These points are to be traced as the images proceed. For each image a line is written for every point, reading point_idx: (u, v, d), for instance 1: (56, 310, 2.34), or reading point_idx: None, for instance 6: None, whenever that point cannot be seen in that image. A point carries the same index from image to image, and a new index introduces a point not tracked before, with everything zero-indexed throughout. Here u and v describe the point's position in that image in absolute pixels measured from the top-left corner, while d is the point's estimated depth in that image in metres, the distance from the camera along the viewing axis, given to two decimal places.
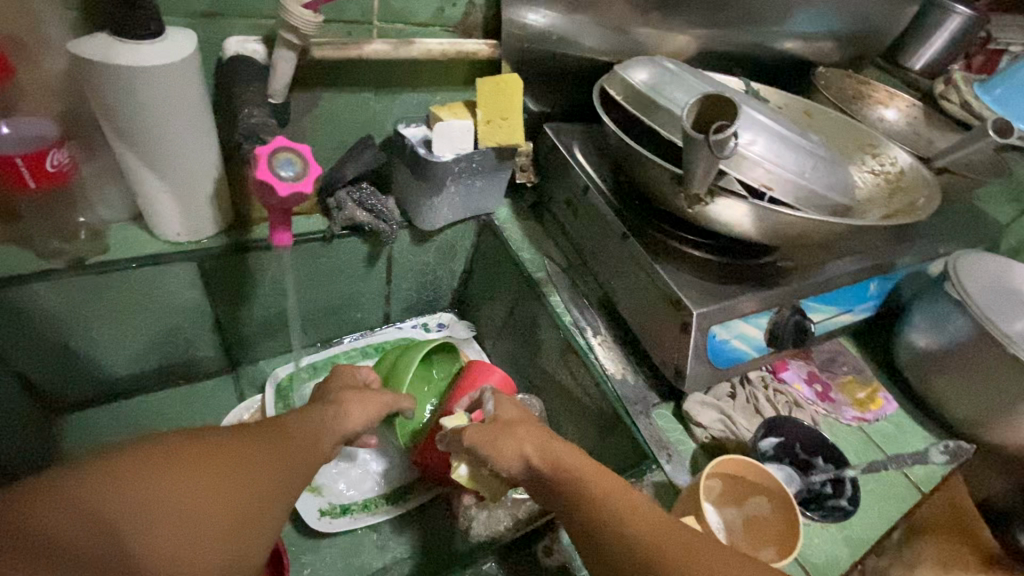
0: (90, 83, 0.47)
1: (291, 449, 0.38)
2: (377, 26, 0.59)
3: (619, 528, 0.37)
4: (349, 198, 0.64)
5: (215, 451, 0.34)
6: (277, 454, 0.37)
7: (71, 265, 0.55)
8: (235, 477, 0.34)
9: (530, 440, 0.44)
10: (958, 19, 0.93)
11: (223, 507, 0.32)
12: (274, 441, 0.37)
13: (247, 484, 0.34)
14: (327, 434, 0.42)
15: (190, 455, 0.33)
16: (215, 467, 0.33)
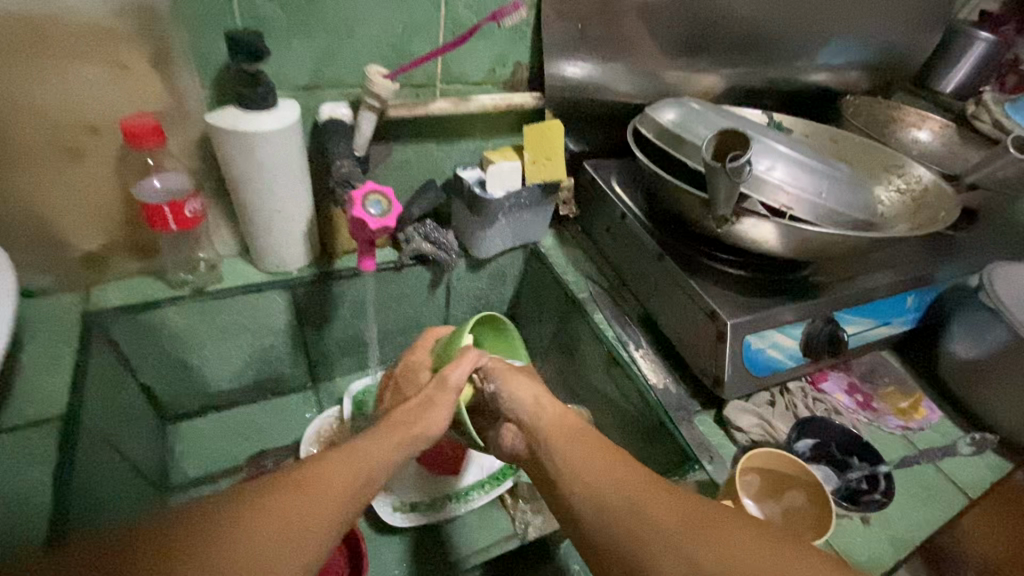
0: (220, 145, 0.58)
1: (320, 487, 0.40)
2: (440, 87, 0.69)
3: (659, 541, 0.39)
4: (417, 233, 0.74)
5: (241, 510, 0.37)
6: (307, 498, 0.39)
7: (193, 292, 0.66)
8: (259, 531, 0.36)
9: (545, 399, 0.53)
10: (982, 44, 0.97)
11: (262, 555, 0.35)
12: (301, 484, 0.40)
13: (295, 525, 0.37)
14: (371, 457, 0.44)
15: (217, 520, 0.36)
16: (238, 523, 0.36)
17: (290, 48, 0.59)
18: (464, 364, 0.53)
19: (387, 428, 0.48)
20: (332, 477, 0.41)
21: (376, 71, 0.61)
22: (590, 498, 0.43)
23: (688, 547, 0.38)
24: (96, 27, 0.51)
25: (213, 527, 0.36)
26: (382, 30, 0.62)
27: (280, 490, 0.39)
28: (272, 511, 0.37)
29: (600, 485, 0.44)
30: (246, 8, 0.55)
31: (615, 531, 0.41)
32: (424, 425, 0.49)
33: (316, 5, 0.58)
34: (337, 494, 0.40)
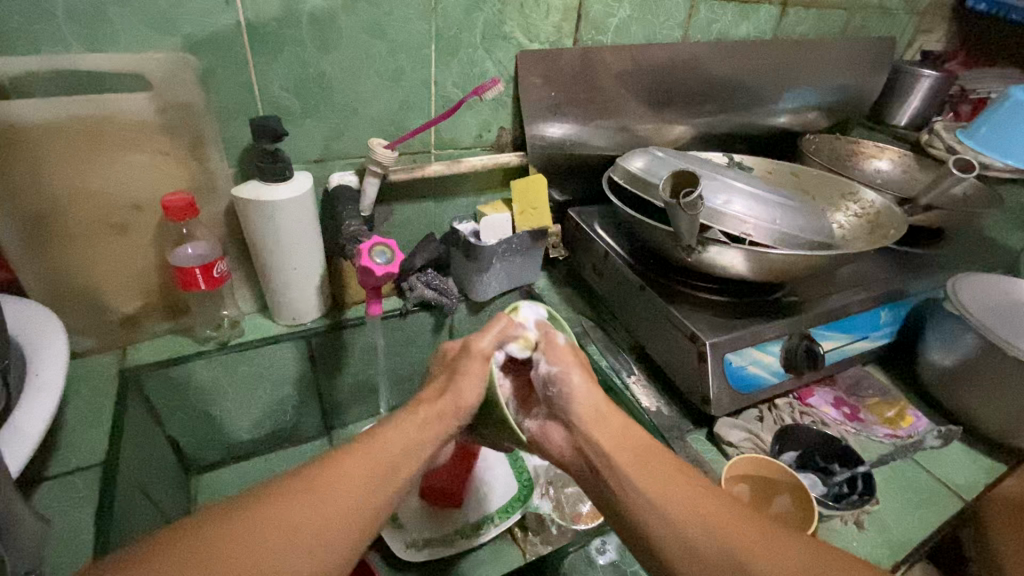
0: (245, 215, 0.66)
1: (337, 489, 0.39)
2: (435, 152, 0.79)
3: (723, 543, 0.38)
4: (419, 281, 0.81)
5: (236, 523, 0.35)
6: (325, 505, 0.38)
7: (218, 347, 0.73)
8: (260, 540, 0.35)
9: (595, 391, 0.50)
10: (927, 80, 1.06)
11: (276, 550, 0.35)
12: (316, 489, 0.38)
13: (314, 526, 0.36)
14: (391, 449, 0.42)
15: (228, 524, 0.35)
16: (246, 528, 0.35)
17: (303, 128, 0.69)
18: (491, 331, 0.51)
19: (405, 416, 0.46)
20: (349, 480, 0.39)
21: (378, 143, 0.70)
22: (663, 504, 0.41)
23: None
24: (141, 123, 0.61)
25: (216, 542, 0.34)
26: (382, 108, 0.72)
27: (296, 495, 0.38)
28: (294, 519, 0.36)
29: (676, 523, 0.40)
30: (267, 99, 0.65)
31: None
32: (454, 414, 0.46)
33: (326, 92, 0.68)
34: (359, 496, 0.39)
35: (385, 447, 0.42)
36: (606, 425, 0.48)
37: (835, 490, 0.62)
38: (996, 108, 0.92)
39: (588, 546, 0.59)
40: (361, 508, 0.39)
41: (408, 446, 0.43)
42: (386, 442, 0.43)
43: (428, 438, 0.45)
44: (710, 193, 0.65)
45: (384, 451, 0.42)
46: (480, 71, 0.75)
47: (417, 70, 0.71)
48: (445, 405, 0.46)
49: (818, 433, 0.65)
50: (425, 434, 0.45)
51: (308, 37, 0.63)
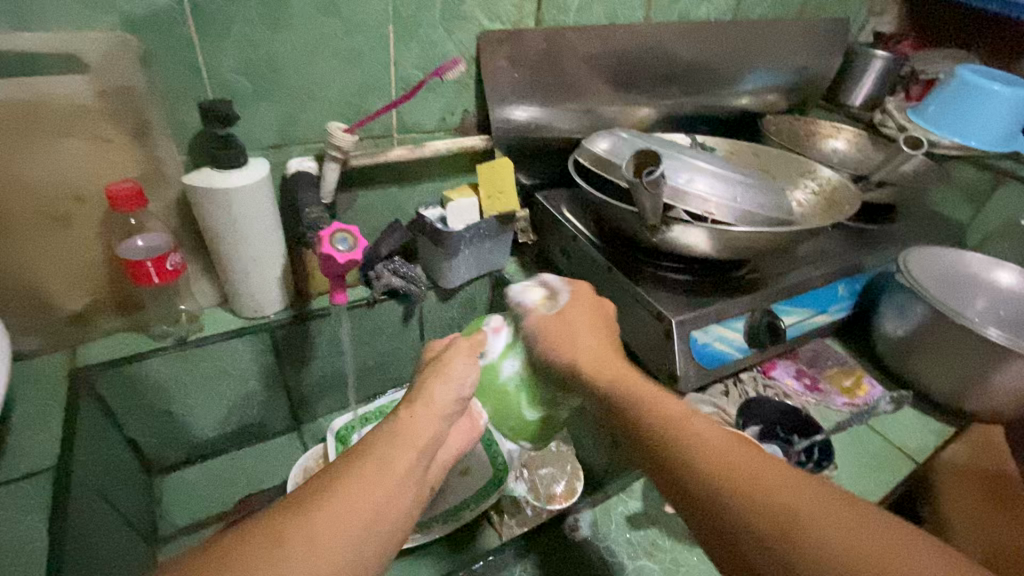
0: (197, 204, 0.63)
1: (382, 466, 0.41)
2: (397, 136, 0.77)
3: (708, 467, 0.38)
4: (386, 269, 0.80)
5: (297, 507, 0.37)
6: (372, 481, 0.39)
7: (177, 342, 0.71)
8: (329, 520, 0.36)
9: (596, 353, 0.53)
10: (879, 61, 1.09)
11: (344, 525, 0.36)
12: (358, 470, 0.40)
13: (371, 499, 0.38)
14: (386, 450, 0.42)
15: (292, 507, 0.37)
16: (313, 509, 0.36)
17: (256, 112, 0.66)
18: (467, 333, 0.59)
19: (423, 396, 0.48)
20: (383, 455, 0.41)
21: (336, 127, 0.68)
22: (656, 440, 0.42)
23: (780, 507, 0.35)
24: (81, 109, 0.58)
25: (281, 526, 0.35)
26: (340, 91, 0.70)
27: (330, 486, 0.38)
28: (328, 516, 0.36)
29: (695, 448, 0.40)
30: (216, 82, 0.62)
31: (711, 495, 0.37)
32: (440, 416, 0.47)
33: (279, 73, 0.65)
34: (372, 498, 0.38)
35: (381, 452, 0.42)
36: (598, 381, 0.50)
37: (796, 459, 0.65)
38: (944, 85, 0.97)
39: (561, 524, 0.60)
40: (378, 510, 0.38)
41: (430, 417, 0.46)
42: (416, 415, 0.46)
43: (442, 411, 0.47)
44: (673, 172, 0.66)
45: (380, 456, 0.41)
46: (440, 52, 0.73)
47: (375, 51, 0.69)
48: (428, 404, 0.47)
49: (781, 405, 0.68)
50: (419, 431, 0.45)
51: (258, 16, 0.61)
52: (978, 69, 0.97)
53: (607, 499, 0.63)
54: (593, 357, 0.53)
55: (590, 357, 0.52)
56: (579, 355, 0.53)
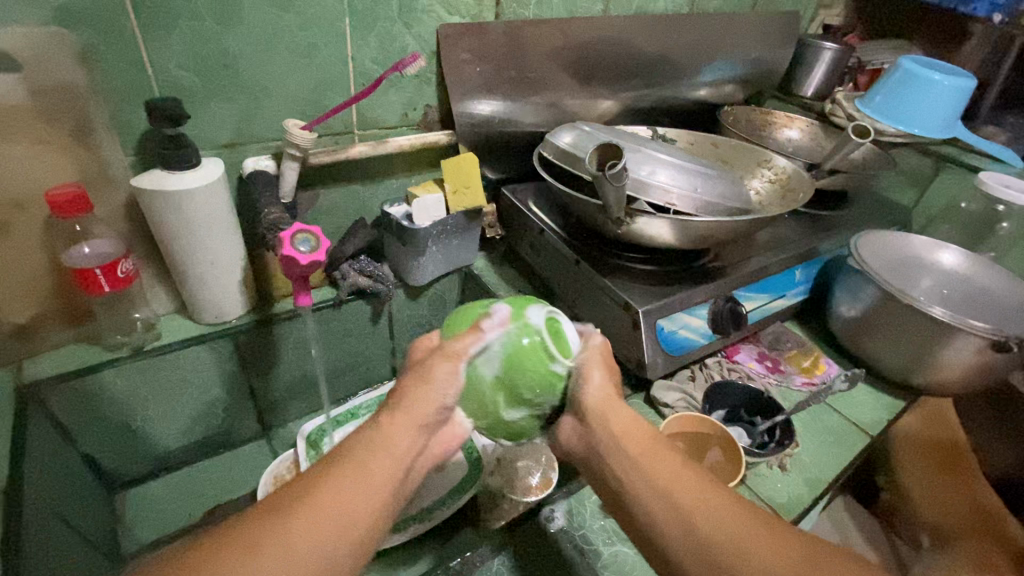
0: (148, 208, 0.61)
1: (347, 488, 0.39)
2: (358, 133, 0.75)
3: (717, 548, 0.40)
4: (351, 269, 0.78)
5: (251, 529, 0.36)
6: (331, 502, 0.38)
7: (133, 351, 0.68)
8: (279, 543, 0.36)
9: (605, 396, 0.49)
10: (828, 52, 1.13)
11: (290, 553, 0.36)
12: (321, 489, 0.38)
13: (325, 527, 0.37)
14: (366, 462, 0.40)
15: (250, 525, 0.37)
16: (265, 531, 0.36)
17: (208, 111, 0.64)
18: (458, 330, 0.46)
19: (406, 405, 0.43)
20: (350, 474, 0.40)
21: (294, 125, 0.66)
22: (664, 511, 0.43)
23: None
24: (15, 109, 0.54)
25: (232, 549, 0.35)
26: (296, 87, 0.68)
27: (288, 507, 0.38)
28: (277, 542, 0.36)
29: (728, 558, 0.40)
30: (163, 80, 0.60)
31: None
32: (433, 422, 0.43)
33: (231, 70, 0.63)
34: (325, 526, 0.37)
35: (363, 456, 0.40)
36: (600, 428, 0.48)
37: (759, 440, 0.67)
38: (889, 76, 1.01)
39: (537, 516, 0.61)
40: (346, 521, 0.38)
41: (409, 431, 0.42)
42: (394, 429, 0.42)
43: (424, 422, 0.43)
44: (636, 165, 0.67)
45: (364, 462, 0.40)
46: (399, 46, 0.72)
47: (332, 45, 0.67)
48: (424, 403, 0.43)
49: (743, 387, 0.70)
50: (400, 440, 0.42)
51: (206, 9, 0.58)
52: (919, 60, 1.02)
53: (581, 488, 0.64)
54: (623, 438, 0.48)
55: (597, 399, 0.49)
56: (589, 398, 0.49)
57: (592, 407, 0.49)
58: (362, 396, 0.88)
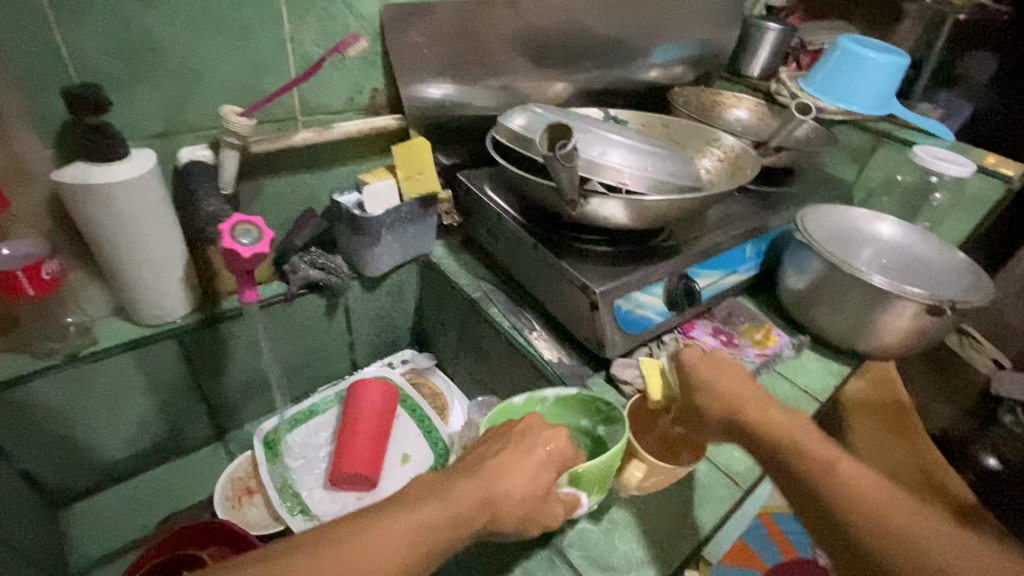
0: (73, 204, 0.57)
1: (421, 525, 0.41)
2: (302, 119, 0.72)
3: (834, 489, 0.43)
4: (303, 262, 0.76)
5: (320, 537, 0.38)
6: (402, 532, 0.40)
7: (66, 358, 0.63)
8: (346, 553, 0.37)
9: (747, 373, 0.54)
10: (772, 32, 1.16)
11: (349, 561, 0.37)
12: (400, 518, 0.41)
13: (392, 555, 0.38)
14: (442, 510, 0.43)
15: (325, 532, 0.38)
16: (341, 542, 0.38)
17: (135, 98, 0.60)
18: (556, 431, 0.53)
19: (494, 470, 0.48)
20: (426, 512, 0.42)
21: (231, 111, 0.63)
22: (790, 457, 0.46)
23: (906, 544, 0.39)
24: None
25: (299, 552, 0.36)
26: (231, 71, 0.64)
27: (364, 525, 0.39)
28: (339, 556, 0.37)
29: (857, 500, 0.42)
30: (81, 65, 0.55)
31: (872, 548, 0.40)
32: (507, 498, 0.47)
33: (157, 52, 0.59)
34: (389, 555, 0.38)
35: (440, 505, 0.43)
36: (712, 392, 0.53)
37: None
38: (829, 55, 1.05)
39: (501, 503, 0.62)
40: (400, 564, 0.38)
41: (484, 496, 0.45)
42: (476, 485, 0.46)
43: (506, 487, 0.47)
44: (588, 146, 0.67)
45: (443, 511, 0.43)
46: (341, 27, 0.69)
47: (268, 26, 0.64)
48: (504, 476, 0.47)
49: None
50: (475, 501, 0.45)
51: None
52: (857, 39, 1.05)
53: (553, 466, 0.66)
54: (753, 397, 0.52)
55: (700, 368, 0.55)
56: (695, 365, 0.55)
57: (708, 375, 0.54)
58: (328, 388, 0.86)
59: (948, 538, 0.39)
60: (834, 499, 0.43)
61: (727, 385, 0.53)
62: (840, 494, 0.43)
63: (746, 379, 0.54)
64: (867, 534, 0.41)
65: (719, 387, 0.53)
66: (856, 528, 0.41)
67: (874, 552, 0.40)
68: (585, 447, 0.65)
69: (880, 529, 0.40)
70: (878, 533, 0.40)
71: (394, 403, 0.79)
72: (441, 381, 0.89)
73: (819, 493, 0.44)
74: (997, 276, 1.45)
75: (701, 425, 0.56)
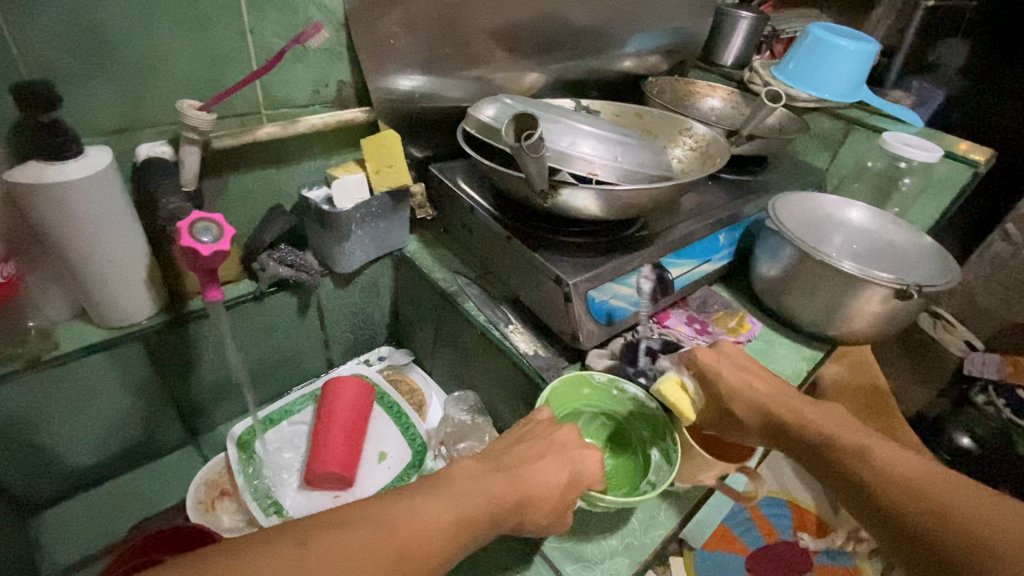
0: (25, 204, 0.55)
1: (449, 513, 0.43)
2: (266, 113, 0.71)
3: (879, 479, 0.46)
4: (271, 259, 0.74)
5: (352, 520, 0.39)
6: (433, 520, 0.42)
7: (27, 364, 0.61)
8: (381, 538, 0.39)
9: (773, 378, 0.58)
10: (745, 21, 1.16)
11: (381, 548, 0.38)
12: (428, 507, 0.42)
13: (421, 542, 0.40)
14: (480, 503, 0.45)
15: (354, 516, 0.40)
16: (372, 525, 0.39)
17: (88, 94, 0.58)
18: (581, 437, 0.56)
19: (520, 467, 0.50)
20: (455, 502, 0.44)
21: (189, 106, 0.61)
22: (834, 454, 0.50)
23: (956, 516, 0.42)
24: None
25: (329, 535, 0.37)
26: (188, 64, 0.62)
27: (401, 509, 0.41)
28: (371, 541, 0.38)
29: (903, 485, 0.45)
30: (27, 59, 0.53)
31: (915, 519, 0.43)
32: (533, 501, 0.49)
33: (108, 45, 0.57)
34: (421, 541, 0.40)
35: (479, 499, 0.46)
36: (747, 399, 0.56)
37: None
38: (800, 43, 1.05)
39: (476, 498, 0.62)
40: (427, 551, 0.40)
41: (510, 493, 0.48)
42: (506, 481, 0.48)
43: (531, 485, 0.49)
44: (557, 136, 0.66)
45: (474, 501, 0.45)
46: (302, 17, 0.68)
47: (226, 17, 0.62)
48: (536, 479, 0.50)
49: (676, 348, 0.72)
50: (503, 496, 0.47)
51: None
52: (827, 27, 1.06)
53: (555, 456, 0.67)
54: (785, 400, 0.56)
55: (731, 375, 0.58)
56: (727, 372, 0.58)
57: (737, 379, 0.57)
58: (301, 388, 0.85)
59: (987, 506, 0.42)
60: (884, 486, 0.45)
61: (757, 390, 0.57)
62: (886, 482, 0.45)
63: (776, 384, 0.58)
64: (917, 516, 0.43)
65: (753, 390, 0.56)
66: (901, 508, 0.44)
67: (924, 526, 0.42)
68: (624, 454, 0.69)
69: (929, 506, 0.43)
70: (928, 511, 0.43)
71: (369, 400, 0.78)
72: (418, 377, 0.89)
73: (867, 485, 0.46)
74: (968, 259, 1.48)
75: (737, 430, 0.58)
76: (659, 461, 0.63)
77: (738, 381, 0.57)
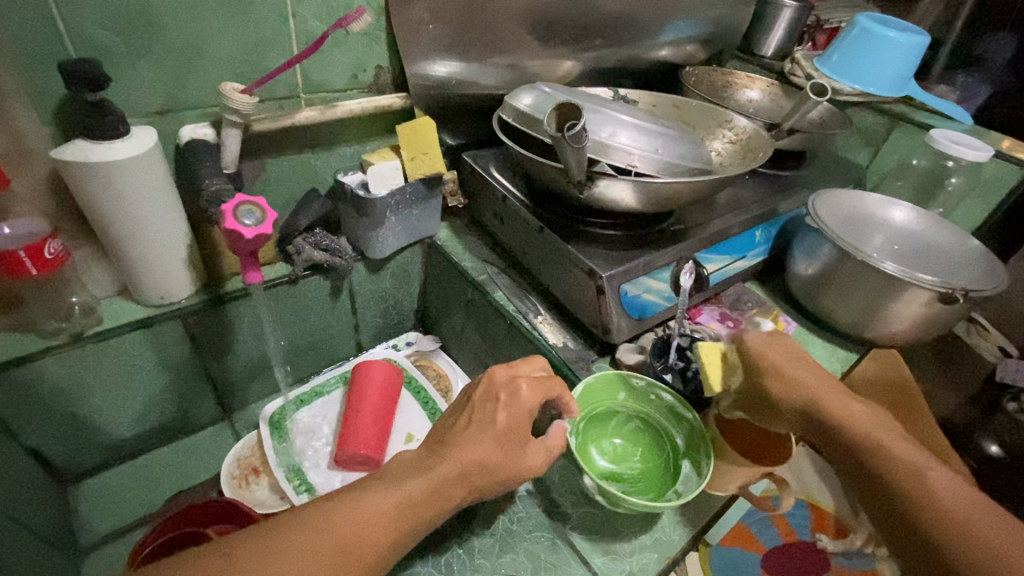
0: (73, 183, 0.56)
1: (383, 501, 0.43)
2: (304, 96, 0.71)
3: (904, 484, 0.45)
4: (306, 243, 0.75)
5: (288, 519, 0.40)
6: (368, 510, 0.42)
7: (71, 338, 0.63)
8: (315, 532, 0.39)
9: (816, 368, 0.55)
10: (789, 10, 1.12)
11: (317, 544, 0.39)
12: (363, 498, 0.42)
13: (357, 531, 0.40)
14: (424, 483, 0.45)
15: (293, 515, 0.40)
16: (306, 523, 0.40)
17: (135, 75, 0.59)
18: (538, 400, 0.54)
19: (463, 432, 0.49)
20: (395, 485, 0.44)
21: (231, 89, 0.61)
22: (865, 450, 0.49)
23: (970, 532, 0.42)
24: None
25: (264, 538, 0.38)
26: (231, 48, 0.63)
27: (330, 506, 0.41)
28: (307, 536, 0.39)
29: (927, 492, 0.44)
30: (79, 40, 0.54)
31: (925, 525, 0.43)
32: (479, 465, 0.47)
33: (155, 25, 0.57)
34: (357, 530, 0.40)
35: (412, 482, 0.44)
36: (786, 383, 0.53)
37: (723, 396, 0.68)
38: (846, 34, 1.01)
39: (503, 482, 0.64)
40: (370, 538, 0.40)
41: (456, 464, 0.46)
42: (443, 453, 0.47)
43: (473, 450, 0.47)
44: (596, 126, 0.65)
45: (410, 482, 0.44)
46: (344, 1, 0.67)
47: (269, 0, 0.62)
48: (471, 441, 0.48)
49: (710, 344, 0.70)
50: (443, 467, 0.46)
51: None
52: (875, 18, 1.02)
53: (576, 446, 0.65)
54: (824, 388, 0.53)
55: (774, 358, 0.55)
56: (772, 356, 0.55)
57: (782, 365, 0.54)
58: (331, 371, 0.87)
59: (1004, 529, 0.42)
60: (906, 490, 0.45)
61: (799, 376, 0.54)
62: (910, 487, 0.45)
63: (816, 372, 0.55)
64: (931, 525, 0.43)
65: (796, 376, 0.53)
66: (914, 515, 0.44)
67: (933, 534, 0.43)
68: (647, 456, 0.66)
69: (944, 517, 0.43)
70: (942, 520, 0.43)
71: (397, 385, 0.78)
72: (445, 364, 0.90)
73: (890, 485, 0.46)
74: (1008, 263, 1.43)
75: (769, 415, 0.56)
76: (690, 473, 0.60)
77: (780, 368, 0.54)
